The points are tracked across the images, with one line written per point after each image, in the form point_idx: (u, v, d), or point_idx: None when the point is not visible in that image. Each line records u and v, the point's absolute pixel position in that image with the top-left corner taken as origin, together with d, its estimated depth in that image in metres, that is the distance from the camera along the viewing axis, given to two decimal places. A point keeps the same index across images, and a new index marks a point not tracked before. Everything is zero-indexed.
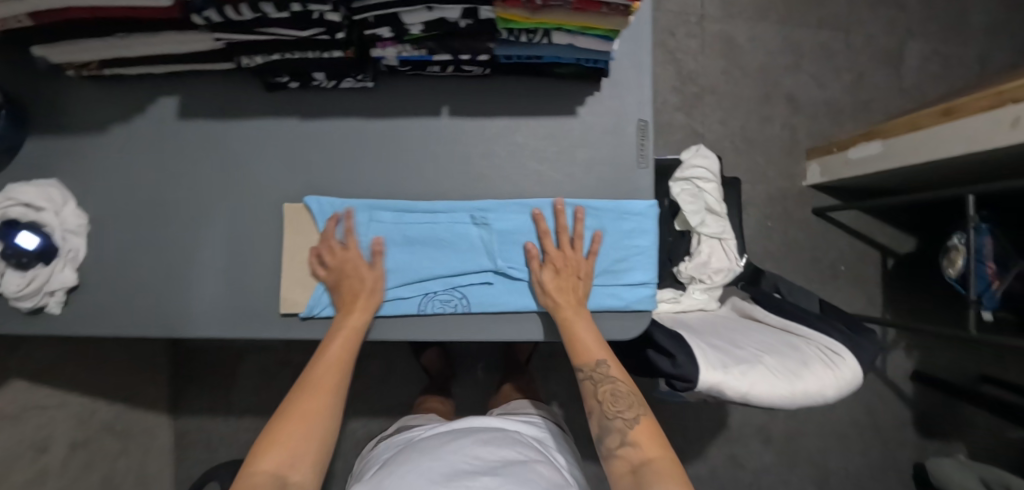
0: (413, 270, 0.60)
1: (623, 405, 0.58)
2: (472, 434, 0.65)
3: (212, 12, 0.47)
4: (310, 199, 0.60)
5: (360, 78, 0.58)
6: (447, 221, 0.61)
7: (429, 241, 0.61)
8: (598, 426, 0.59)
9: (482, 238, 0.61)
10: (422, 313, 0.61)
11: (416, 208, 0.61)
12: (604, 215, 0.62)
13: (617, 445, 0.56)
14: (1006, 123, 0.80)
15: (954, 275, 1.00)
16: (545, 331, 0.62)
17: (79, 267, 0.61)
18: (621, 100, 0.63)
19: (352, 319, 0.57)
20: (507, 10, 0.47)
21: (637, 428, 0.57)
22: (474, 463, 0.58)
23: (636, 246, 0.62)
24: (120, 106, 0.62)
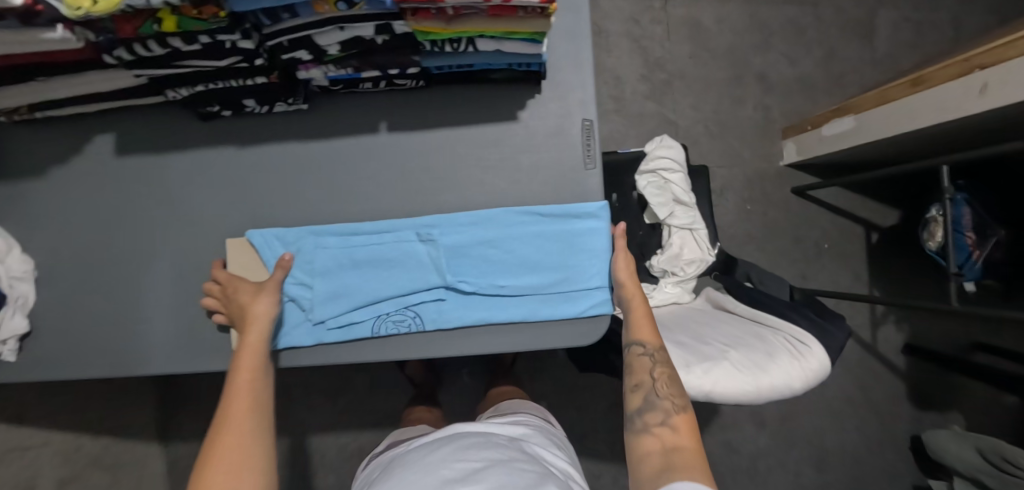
0: (363, 293, 0.60)
1: (675, 389, 0.56)
2: (455, 441, 0.59)
3: (122, 51, 0.46)
4: (253, 231, 0.59)
5: (291, 101, 0.57)
6: (392, 241, 0.60)
7: (378, 262, 0.60)
8: (640, 399, 0.56)
9: (429, 255, 0.60)
10: (377, 335, 0.60)
11: (362, 230, 0.60)
12: (553, 221, 0.60)
13: (657, 423, 0.54)
14: (975, 91, 0.78)
15: (934, 248, 0.97)
16: (500, 343, 0.61)
17: (29, 313, 0.61)
18: (563, 101, 0.62)
19: (250, 335, 0.54)
20: (421, 23, 0.45)
21: (683, 416, 0.54)
22: (454, 471, 0.51)
23: (590, 250, 0.61)
24: (56, 147, 0.62)
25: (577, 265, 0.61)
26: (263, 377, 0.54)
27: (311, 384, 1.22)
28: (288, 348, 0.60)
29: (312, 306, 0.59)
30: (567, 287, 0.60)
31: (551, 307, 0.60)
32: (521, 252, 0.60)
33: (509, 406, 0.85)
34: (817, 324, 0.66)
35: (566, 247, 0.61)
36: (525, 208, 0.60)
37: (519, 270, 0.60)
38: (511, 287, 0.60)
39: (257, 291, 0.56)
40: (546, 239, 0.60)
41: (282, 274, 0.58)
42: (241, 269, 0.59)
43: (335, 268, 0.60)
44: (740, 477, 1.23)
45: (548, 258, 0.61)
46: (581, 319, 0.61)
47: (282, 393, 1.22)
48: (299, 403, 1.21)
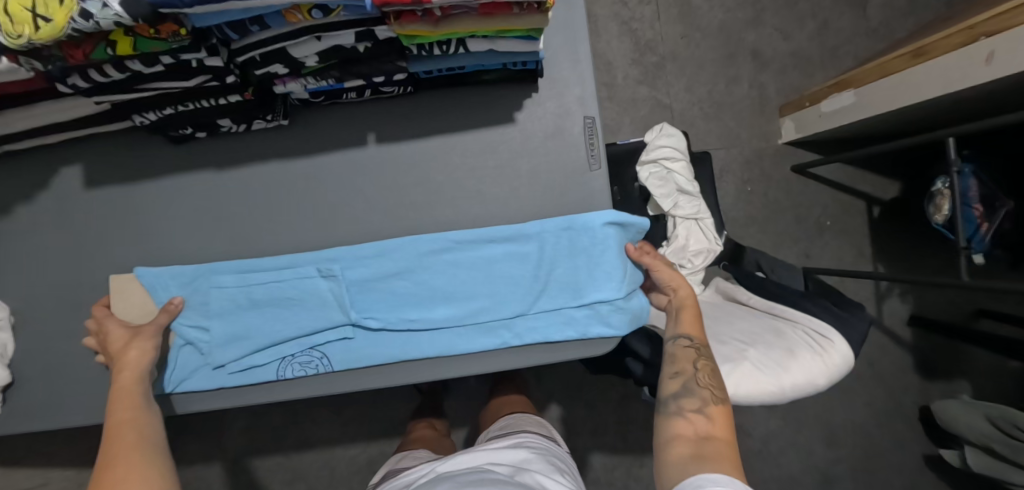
0: (266, 335, 0.56)
1: (715, 382, 0.56)
2: (451, 480, 0.54)
3: (77, 78, 0.41)
4: (143, 269, 0.56)
5: (271, 118, 0.53)
6: (292, 278, 0.56)
7: (280, 300, 0.56)
8: (678, 386, 0.56)
9: (332, 291, 0.56)
10: (281, 378, 0.57)
11: (259, 266, 0.56)
12: (464, 247, 0.56)
13: (692, 409, 0.54)
14: (981, 61, 0.75)
15: (942, 222, 0.96)
16: (423, 375, 0.58)
17: (10, 362, 0.58)
18: (561, 99, 0.58)
19: (120, 382, 0.50)
20: (406, 27, 0.41)
21: (720, 408, 0.54)
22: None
23: (507, 274, 0.57)
24: (18, 184, 0.57)
25: (492, 292, 0.57)
26: (147, 415, 0.50)
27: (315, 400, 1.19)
28: (187, 392, 0.57)
29: (211, 350, 0.56)
30: (484, 317, 0.57)
31: (467, 340, 0.57)
32: (427, 282, 0.57)
33: (511, 423, 0.84)
34: (837, 315, 0.63)
35: (479, 275, 0.57)
36: (435, 235, 0.56)
37: (432, 301, 0.57)
38: (422, 321, 0.57)
39: (131, 338, 0.52)
40: (460, 267, 0.57)
41: (166, 318, 0.55)
42: (133, 313, 0.56)
43: (234, 309, 0.56)
44: (752, 460, 1.23)
45: (459, 284, 0.57)
46: (502, 350, 0.58)
47: (285, 411, 1.19)
48: (303, 419, 1.19)
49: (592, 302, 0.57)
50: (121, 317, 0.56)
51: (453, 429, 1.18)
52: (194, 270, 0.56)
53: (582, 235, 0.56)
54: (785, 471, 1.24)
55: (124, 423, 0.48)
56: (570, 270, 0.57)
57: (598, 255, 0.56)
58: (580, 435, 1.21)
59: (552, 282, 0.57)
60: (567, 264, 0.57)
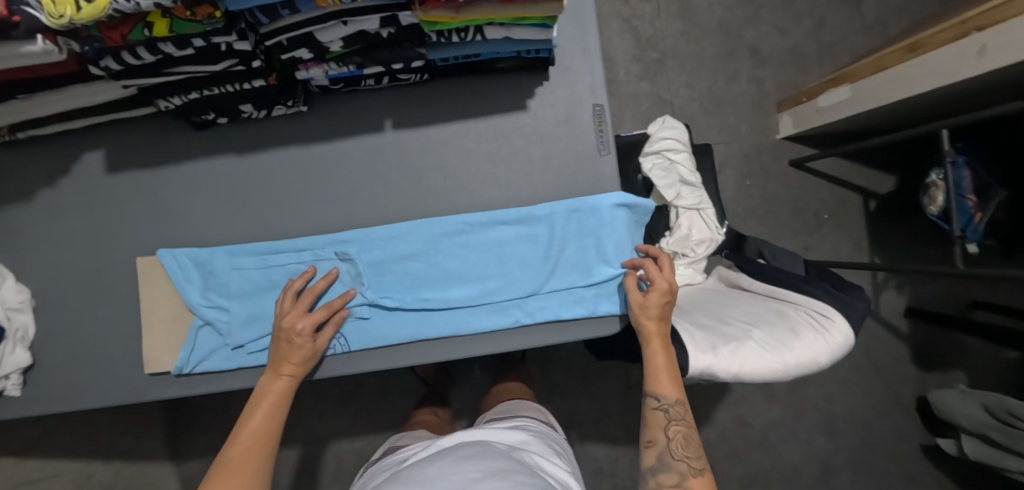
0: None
1: (691, 450, 0.56)
2: (451, 453, 0.57)
3: (109, 61, 0.43)
4: (163, 250, 0.57)
5: (291, 104, 0.55)
6: (311, 260, 0.58)
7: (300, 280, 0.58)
8: (654, 458, 0.56)
9: (349, 273, 0.59)
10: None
11: (278, 248, 0.58)
12: (477, 228, 0.58)
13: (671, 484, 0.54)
14: (973, 54, 0.78)
15: (937, 212, 0.98)
16: (441, 353, 0.59)
17: (31, 344, 0.59)
18: (571, 87, 0.60)
19: (277, 384, 0.55)
20: (429, 13, 0.43)
21: (699, 480, 0.54)
22: (453, 481, 0.49)
23: (517, 255, 0.59)
24: (40, 170, 0.58)
25: (503, 274, 0.59)
26: (275, 427, 0.54)
27: (321, 392, 1.20)
28: (205, 372, 0.58)
29: (231, 330, 0.57)
30: (496, 297, 0.58)
31: (479, 319, 0.58)
32: (441, 264, 0.59)
33: (509, 407, 0.85)
34: (838, 297, 0.66)
35: (490, 257, 0.59)
36: (448, 218, 0.58)
37: (446, 282, 0.59)
38: (435, 300, 0.58)
39: (311, 354, 0.55)
40: (472, 249, 0.59)
41: (333, 330, 0.56)
42: (157, 293, 0.58)
43: (253, 291, 0.58)
44: (754, 449, 1.25)
45: (471, 265, 0.59)
46: (514, 330, 0.59)
47: (291, 404, 1.20)
48: (310, 411, 1.20)
49: (603, 282, 0.58)
50: (147, 298, 0.58)
51: (459, 420, 1.20)
52: (215, 251, 0.57)
53: (592, 216, 0.58)
54: (786, 461, 1.26)
55: (261, 432, 0.52)
56: (580, 251, 0.59)
57: (606, 235, 0.58)
58: (584, 425, 1.23)
59: (562, 262, 0.59)
60: (576, 245, 0.59)
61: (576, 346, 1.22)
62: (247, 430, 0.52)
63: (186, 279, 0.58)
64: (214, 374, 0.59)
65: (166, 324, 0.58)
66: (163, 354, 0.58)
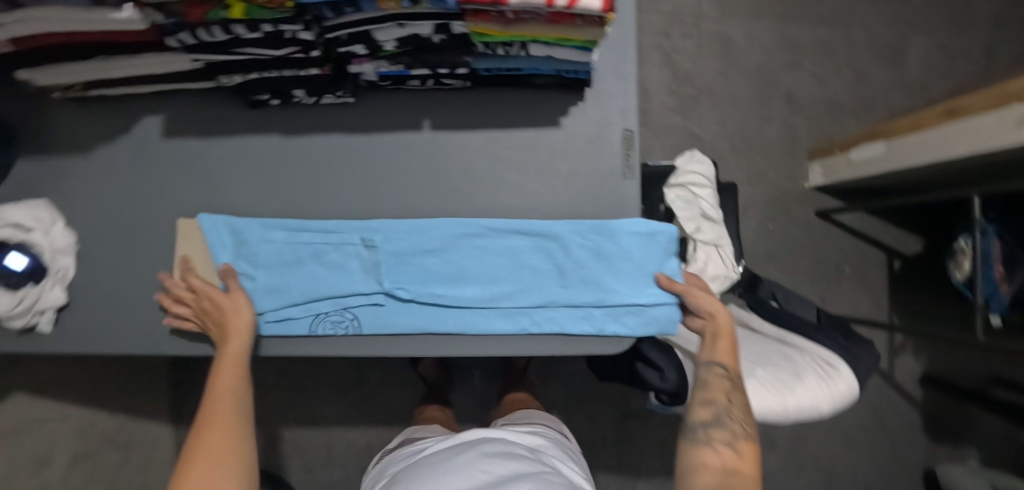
0: (303, 292, 0.59)
1: (746, 416, 0.59)
2: (479, 447, 0.63)
3: (185, 35, 0.47)
4: (204, 214, 0.60)
5: (340, 94, 0.58)
6: (336, 242, 0.59)
7: (323, 259, 0.60)
8: (708, 415, 0.59)
9: (369, 260, 0.59)
10: (313, 335, 0.60)
11: (306, 228, 0.60)
12: (498, 232, 0.59)
13: (721, 441, 0.57)
14: (1011, 123, 0.77)
15: (960, 279, 0.97)
16: (449, 348, 0.61)
17: (69, 285, 0.63)
18: (604, 110, 0.63)
19: (230, 350, 0.55)
20: (478, 24, 0.47)
21: (748, 443, 0.57)
22: (485, 478, 0.56)
23: (531, 264, 0.60)
24: (102, 126, 0.63)
25: (518, 279, 0.60)
26: (242, 382, 0.56)
27: (324, 377, 1.23)
28: (227, 336, 0.61)
29: (252, 299, 0.59)
30: (507, 302, 0.60)
31: (488, 320, 0.60)
32: (457, 262, 0.60)
33: (523, 416, 0.86)
34: (845, 348, 0.68)
35: (508, 262, 0.60)
36: (471, 220, 0.59)
37: (461, 280, 0.60)
38: (449, 297, 0.59)
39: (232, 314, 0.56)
40: (491, 251, 0.60)
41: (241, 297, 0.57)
42: (192, 255, 0.61)
43: (278, 265, 0.60)
44: None
45: (487, 266, 0.60)
46: (520, 335, 0.61)
47: (293, 385, 1.22)
48: (310, 394, 1.22)
49: (618, 302, 0.59)
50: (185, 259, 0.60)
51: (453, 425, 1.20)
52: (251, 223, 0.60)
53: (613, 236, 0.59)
54: None
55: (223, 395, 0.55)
56: (597, 268, 0.60)
57: (622, 258, 0.59)
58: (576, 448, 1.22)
59: (576, 275, 0.60)
60: (593, 262, 0.60)
61: (579, 367, 1.22)
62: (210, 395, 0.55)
63: (213, 244, 0.59)
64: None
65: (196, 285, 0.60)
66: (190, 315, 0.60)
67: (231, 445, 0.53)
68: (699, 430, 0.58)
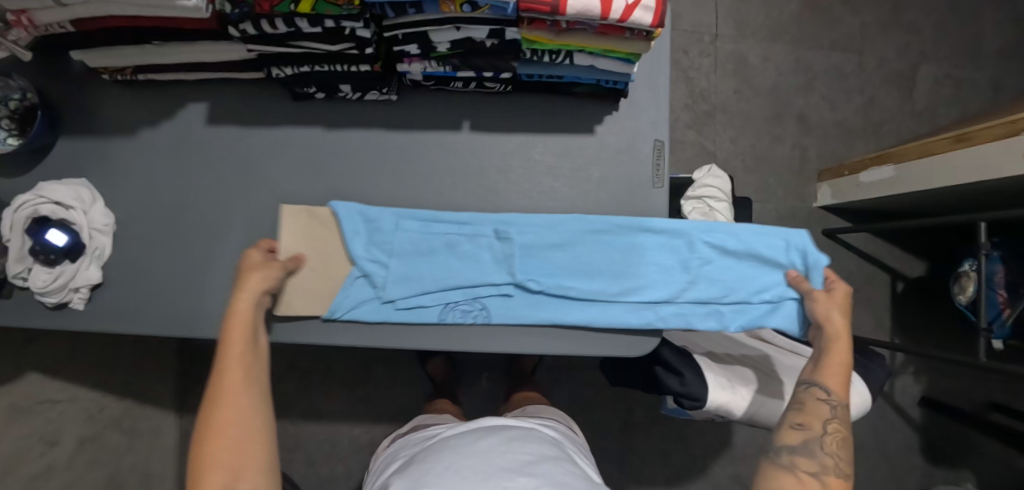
0: (434, 279, 0.61)
1: (842, 451, 0.55)
2: (500, 432, 0.69)
3: (248, 25, 0.49)
4: (338, 202, 0.60)
5: (384, 91, 0.60)
6: (470, 232, 0.61)
7: (455, 247, 0.61)
8: (798, 440, 0.55)
9: (503, 251, 0.61)
10: (441, 321, 0.61)
11: (431, 216, 0.61)
12: (627, 229, 0.62)
13: (810, 469, 0.53)
14: (1020, 153, 0.81)
15: (965, 302, 0.99)
16: (546, 343, 0.62)
17: (104, 265, 0.63)
18: (637, 120, 0.65)
19: (242, 300, 0.52)
20: (532, 32, 0.49)
21: (839, 481, 0.53)
22: (509, 459, 0.61)
23: (659, 263, 0.63)
24: (147, 111, 0.64)
25: (643, 275, 0.62)
26: (256, 347, 0.52)
27: (331, 372, 1.23)
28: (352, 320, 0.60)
29: (386, 284, 0.60)
30: (633, 297, 0.61)
31: (615, 314, 0.61)
32: (589, 256, 0.62)
33: (536, 409, 0.92)
34: (860, 362, 0.70)
35: (630, 259, 0.63)
36: (602, 217, 0.62)
37: (584, 275, 0.62)
38: (577, 290, 0.61)
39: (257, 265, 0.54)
40: (615, 248, 0.63)
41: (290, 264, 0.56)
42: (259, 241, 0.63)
43: (412, 253, 0.61)
44: None
45: (609, 263, 0.63)
46: (644, 329, 0.61)
47: (300, 379, 1.23)
48: (317, 388, 1.22)
49: (748, 300, 0.63)
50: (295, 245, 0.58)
51: None
52: (382, 210, 0.61)
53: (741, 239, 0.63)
54: None
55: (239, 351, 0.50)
56: (722, 269, 0.63)
57: (743, 255, 0.64)
58: None
59: (701, 275, 0.63)
60: (716, 263, 0.63)
61: (585, 373, 1.23)
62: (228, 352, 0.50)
63: (350, 229, 0.59)
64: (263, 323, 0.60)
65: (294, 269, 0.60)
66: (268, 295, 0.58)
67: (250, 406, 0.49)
68: (784, 452, 0.55)
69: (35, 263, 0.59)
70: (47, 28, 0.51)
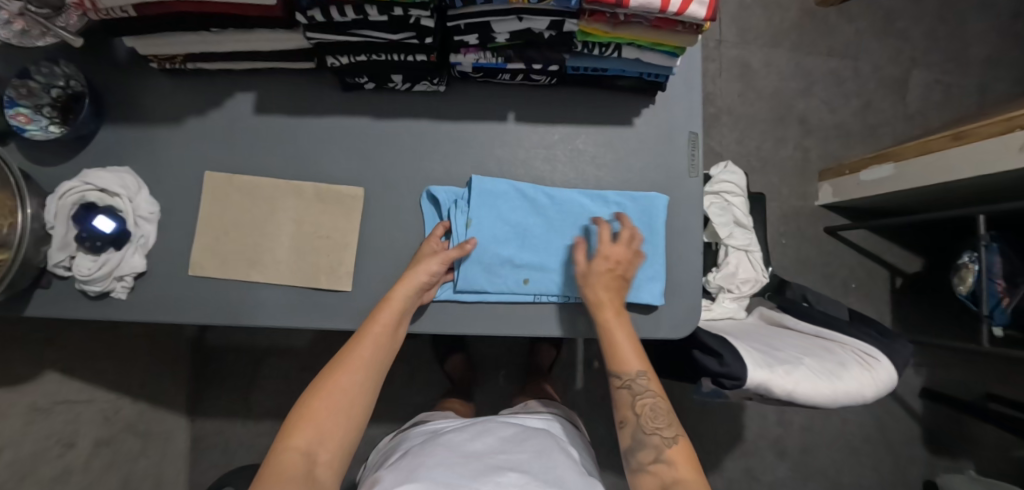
0: (531, 259, 0.63)
1: (659, 420, 0.57)
2: (494, 432, 0.70)
3: (316, 12, 0.50)
4: (436, 187, 0.63)
5: (435, 82, 0.62)
6: (563, 215, 0.64)
7: (551, 229, 0.64)
8: (630, 439, 0.58)
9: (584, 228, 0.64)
10: (537, 300, 0.63)
11: (526, 198, 0.64)
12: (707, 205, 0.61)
13: (651, 461, 0.55)
14: (1015, 148, 0.86)
15: (965, 292, 1.05)
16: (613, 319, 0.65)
17: (148, 253, 0.63)
18: (674, 113, 0.67)
19: (398, 291, 0.57)
20: (591, 24, 0.51)
21: (675, 449, 0.55)
22: (502, 459, 0.63)
23: None
24: (194, 100, 0.64)
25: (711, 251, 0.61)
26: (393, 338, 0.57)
27: None
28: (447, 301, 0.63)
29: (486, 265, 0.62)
30: None
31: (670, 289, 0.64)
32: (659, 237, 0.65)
33: (535, 405, 0.92)
34: (884, 342, 0.74)
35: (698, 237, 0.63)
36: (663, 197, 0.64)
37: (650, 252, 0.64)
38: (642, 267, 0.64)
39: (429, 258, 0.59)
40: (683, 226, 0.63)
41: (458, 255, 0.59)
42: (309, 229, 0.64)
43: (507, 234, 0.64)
44: None
45: (689, 248, 0.67)
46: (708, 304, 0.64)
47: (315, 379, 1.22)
48: None
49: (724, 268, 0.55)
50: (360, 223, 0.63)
51: None
52: (484, 193, 0.62)
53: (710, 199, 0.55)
54: None
55: (382, 338, 0.56)
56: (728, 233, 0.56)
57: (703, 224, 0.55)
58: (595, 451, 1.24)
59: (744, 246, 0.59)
60: None
61: (600, 370, 1.25)
62: (371, 333, 0.55)
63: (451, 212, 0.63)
64: (326, 311, 0.63)
65: (315, 245, 0.63)
66: (272, 271, 0.62)
67: (363, 392, 0.54)
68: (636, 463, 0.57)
69: (79, 250, 0.58)
70: (109, 12, 0.51)
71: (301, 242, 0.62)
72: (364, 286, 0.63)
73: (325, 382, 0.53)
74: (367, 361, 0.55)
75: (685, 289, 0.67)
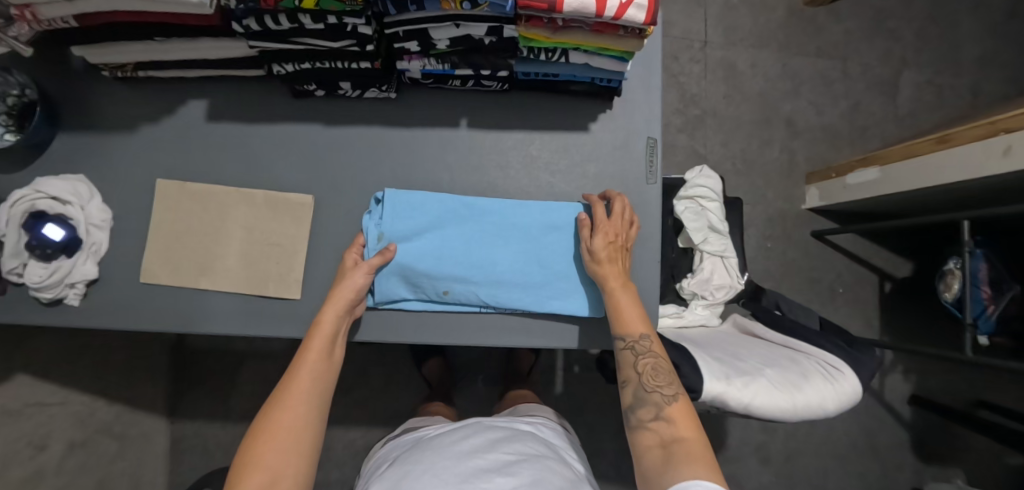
0: (482, 267, 0.62)
1: (660, 379, 0.57)
2: (482, 434, 0.68)
3: (252, 21, 0.50)
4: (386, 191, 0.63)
5: (384, 89, 0.61)
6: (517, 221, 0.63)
7: (498, 239, 0.63)
8: (631, 397, 0.58)
9: (535, 236, 0.64)
10: (485, 310, 0.63)
11: (444, 209, 0.63)
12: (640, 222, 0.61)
13: (650, 418, 0.55)
14: (1000, 152, 0.83)
15: (950, 299, 1.02)
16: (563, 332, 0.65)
17: (101, 260, 0.63)
18: (631, 118, 0.66)
19: (329, 311, 0.57)
20: (530, 30, 0.50)
21: (675, 405, 0.55)
22: (489, 461, 0.61)
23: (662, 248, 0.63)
24: (148, 108, 0.64)
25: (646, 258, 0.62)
26: (329, 362, 0.57)
27: None
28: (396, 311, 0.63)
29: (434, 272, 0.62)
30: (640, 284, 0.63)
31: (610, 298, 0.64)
32: None
33: (524, 408, 0.91)
34: (852, 354, 0.71)
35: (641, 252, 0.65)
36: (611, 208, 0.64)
37: None
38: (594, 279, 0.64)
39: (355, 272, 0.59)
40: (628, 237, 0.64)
41: (382, 261, 0.59)
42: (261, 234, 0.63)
43: (457, 241, 0.63)
44: None
45: (646, 257, 0.66)
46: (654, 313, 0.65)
47: None
48: None
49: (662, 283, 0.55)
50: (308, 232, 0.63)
51: None
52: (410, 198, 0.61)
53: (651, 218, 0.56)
54: None
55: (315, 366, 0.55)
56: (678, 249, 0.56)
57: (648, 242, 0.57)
58: None
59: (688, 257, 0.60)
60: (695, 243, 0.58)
61: (579, 374, 1.24)
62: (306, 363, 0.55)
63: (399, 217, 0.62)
64: (275, 319, 0.63)
65: (265, 252, 0.62)
66: (222, 279, 0.62)
67: (308, 421, 0.53)
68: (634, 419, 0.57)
69: (30, 258, 0.59)
70: (50, 22, 0.51)
71: (252, 249, 0.62)
72: (313, 295, 0.63)
73: (267, 419, 0.51)
74: (306, 392, 0.54)
75: (639, 298, 0.66)
